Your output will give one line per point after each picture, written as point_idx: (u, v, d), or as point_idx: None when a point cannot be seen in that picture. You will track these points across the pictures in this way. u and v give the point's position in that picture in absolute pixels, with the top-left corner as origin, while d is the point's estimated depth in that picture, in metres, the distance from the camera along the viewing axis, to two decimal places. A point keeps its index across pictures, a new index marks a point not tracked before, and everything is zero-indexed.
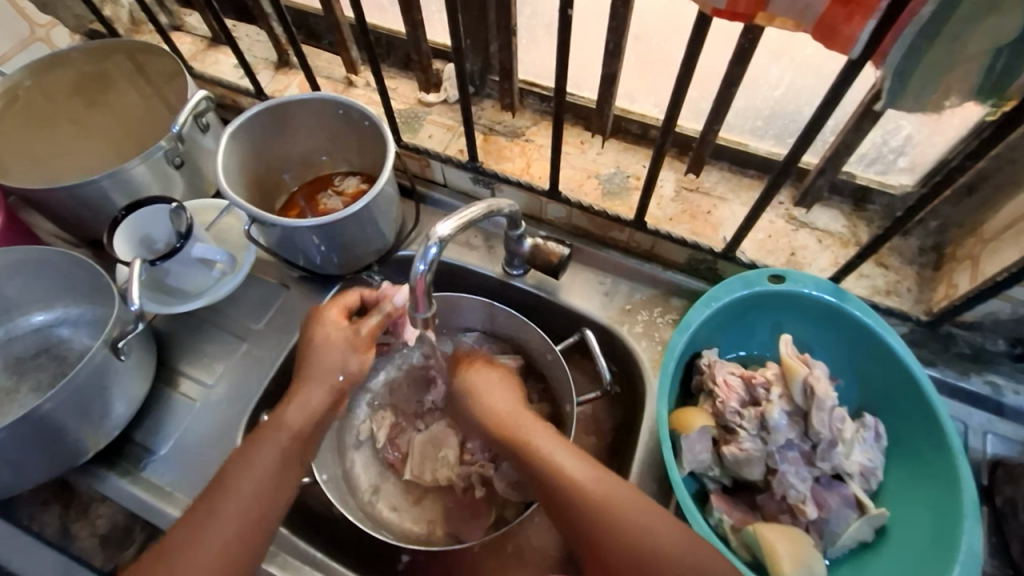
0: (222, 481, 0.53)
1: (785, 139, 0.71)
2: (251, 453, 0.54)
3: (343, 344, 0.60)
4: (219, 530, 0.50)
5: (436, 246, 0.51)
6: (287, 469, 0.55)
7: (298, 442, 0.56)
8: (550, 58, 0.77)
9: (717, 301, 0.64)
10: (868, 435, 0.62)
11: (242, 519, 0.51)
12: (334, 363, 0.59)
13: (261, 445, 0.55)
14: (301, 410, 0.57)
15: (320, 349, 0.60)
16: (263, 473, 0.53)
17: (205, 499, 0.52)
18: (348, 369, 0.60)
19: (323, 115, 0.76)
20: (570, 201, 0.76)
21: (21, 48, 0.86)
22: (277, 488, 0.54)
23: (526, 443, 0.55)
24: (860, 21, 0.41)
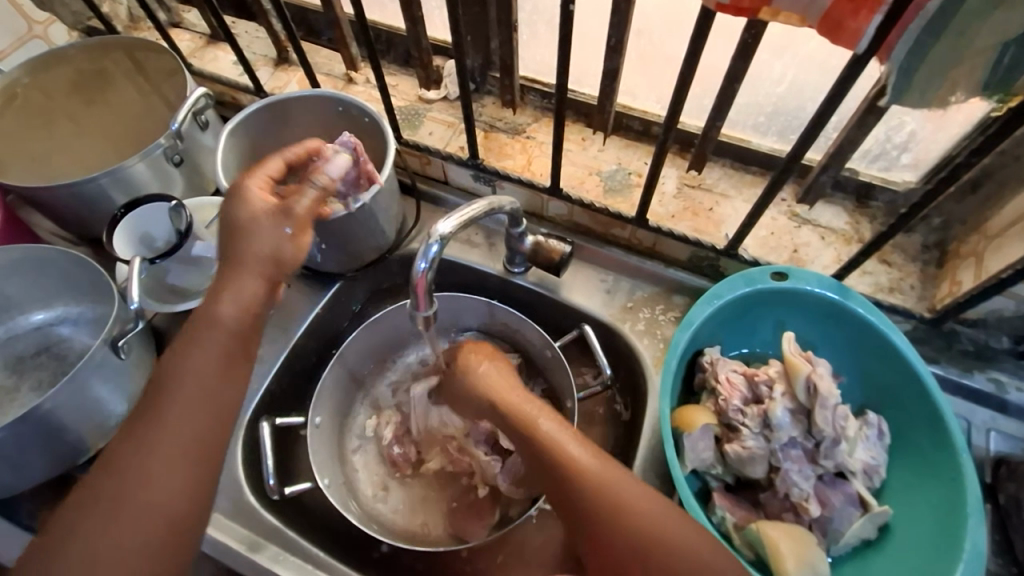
0: (165, 384, 0.50)
1: (788, 135, 0.70)
2: (188, 349, 0.51)
3: (270, 220, 0.54)
4: (175, 430, 0.49)
5: (437, 244, 0.50)
6: (231, 365, 0.52)
7: (237, 338, 0.52)
8: (551, 55, 0.77)
9: (720, 299, 0.64)
10: (871, 433, 0.62)
11: (195, 425, 0.49)
12: (270, 243, 0.53)
13: (200, 339, 0.51)
14: (231, 306, 0.52)
15: (248, 236, 0.53)
16: (206, 379, 0.50)
17: (153, 397, 0.50)
18: (283, 253, 0.54)
19: (323, 112, 0.76)
20: (571, 198, 0.76)
21: (19, 45, 0.86)
22: (226, 389, 0.51)
23: (534, 427, 0.53)
24: (867, 15, 0.41)
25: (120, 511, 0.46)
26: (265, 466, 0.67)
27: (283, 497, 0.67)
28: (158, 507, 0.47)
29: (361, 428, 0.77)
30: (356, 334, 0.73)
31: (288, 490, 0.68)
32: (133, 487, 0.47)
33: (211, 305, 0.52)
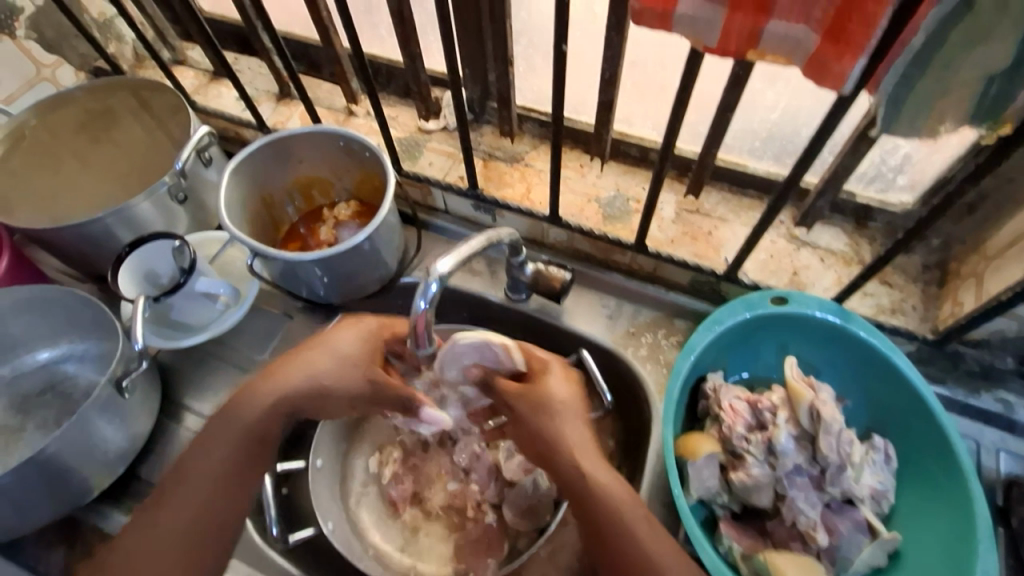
0: (180, 465, 0.58)
1: (784, 159, 0.71)
2: (236, 414, 0.58)
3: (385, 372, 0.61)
4: (197, 480, 0.56)
5: (437, 282, 0.50)
6: (257, 451, 0.58)
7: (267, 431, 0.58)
8: (547, 85, 0.78)
9: (720, 325, 0.63)
10: (878, 457, 0.61)
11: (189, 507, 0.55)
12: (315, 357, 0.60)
13: (230, 418, 0.58)
14: (296, 384, 0.59)
15: (329, 349, 0.61)
16: (219, 453, 0.57)
17: (189, 457, 0.58)
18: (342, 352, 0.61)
19: (324, 148, 0.77)
20: (571, 226, 0.77)
21: (27, 88, 0.88)
22: (238, 485, 0.57)
23: (584, 471, 0.54)
24: (851, 59, 0.36)
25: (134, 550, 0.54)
26: (267, 513, 0.65)
27: (288, 545, 0.65)
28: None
29: (366, 462, 0.76)
30: None
31: (292, 538, 0.65)
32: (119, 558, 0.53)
33: (287, 364, 0.60)
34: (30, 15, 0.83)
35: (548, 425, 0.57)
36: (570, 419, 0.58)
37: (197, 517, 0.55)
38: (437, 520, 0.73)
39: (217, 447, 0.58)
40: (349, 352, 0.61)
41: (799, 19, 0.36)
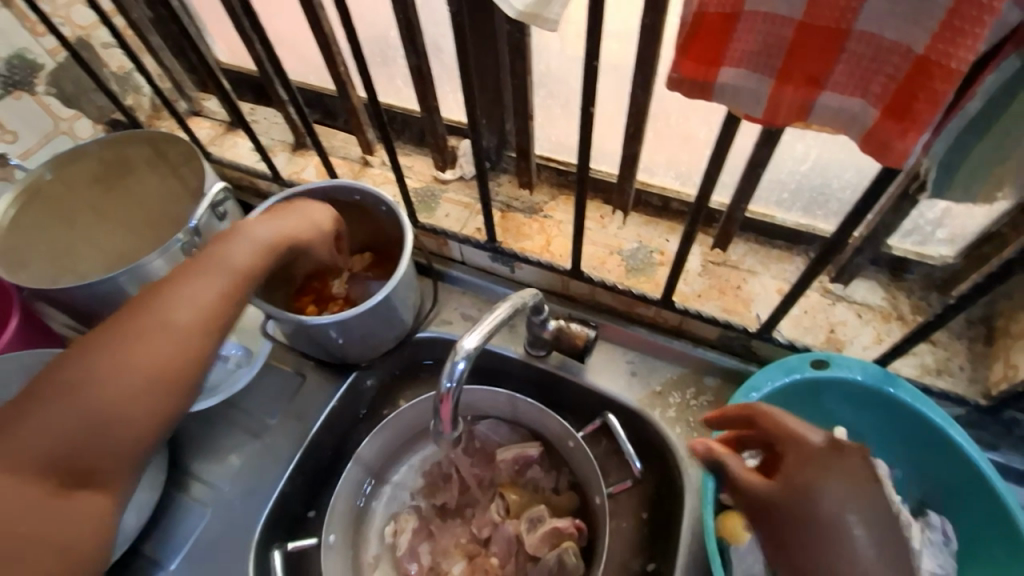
0: (70, 369, 0.47)
1: (814, 210, 0.69)
2: (167, 314, 0.51)
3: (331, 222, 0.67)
4: (121, 375, 0.47)
5: (463, 360, 0.50)
6: (173, 370, 0.50)
7: (237, 277, 0.56)
8: (567, 135, 0.77)
9: (757, 392, 0.60)
10: (936, 537, 0.58)
11: (81, 447, 0.46)
12: (300, 230, 0.63)
13: (169, 311, 0.51)
14: (242, 259, 0.57)
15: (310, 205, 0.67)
16: (147, 353, 0.49)
17: (123, 330, 0.49)
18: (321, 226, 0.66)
19: (339, 202, 0.75)
20: (593, 280, 0.74)
21: (45, 142, 0.87)
22: (152, 399, 0.49)
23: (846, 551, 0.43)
24: (915, 135, 0.34)
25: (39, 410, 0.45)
26: None
27: None
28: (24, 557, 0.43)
29: (380, 531, 0.72)
30: (369, 440, 0.69)
31: None
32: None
33: (155, 298, 0.52)
34: (51, 71, 0.84)
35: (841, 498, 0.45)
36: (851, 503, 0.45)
37: (93, 425, 0.46)
38: None
39: (145, 342, 0.49)
40: (221, 279, 0.55)
41: (855, 91, 0.34)
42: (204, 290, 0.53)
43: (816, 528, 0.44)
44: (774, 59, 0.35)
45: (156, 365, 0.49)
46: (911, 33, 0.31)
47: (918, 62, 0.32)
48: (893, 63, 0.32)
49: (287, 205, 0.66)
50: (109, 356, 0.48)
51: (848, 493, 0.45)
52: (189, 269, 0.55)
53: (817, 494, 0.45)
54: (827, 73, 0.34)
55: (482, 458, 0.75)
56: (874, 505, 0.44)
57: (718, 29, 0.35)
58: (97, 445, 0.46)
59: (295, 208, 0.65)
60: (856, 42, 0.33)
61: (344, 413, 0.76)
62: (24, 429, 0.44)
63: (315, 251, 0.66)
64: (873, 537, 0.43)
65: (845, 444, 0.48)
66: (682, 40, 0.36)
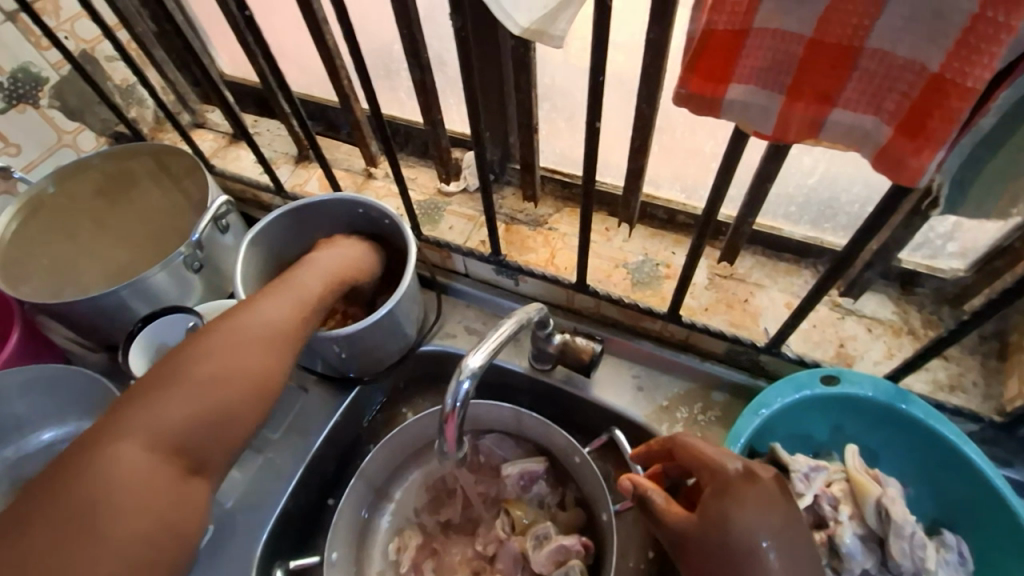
0: (174, 370, 0.48)
1: (822, 223, 0.68)
2: (257, 323, 0.54)
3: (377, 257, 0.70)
4: (222, 374, 0.49)
5: (468, 380, 0.49)
6: (267, 374, 0.52)
7: (316, 296, 0.59)
8: (571, 148, 0.76)
9: (767, 409, 0.58)
10: (952, 556, 0.55)
11: (190, 440, 0.46)
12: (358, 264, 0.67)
13: (257, 321, 0.54)
14: (316, 283, 0.61)
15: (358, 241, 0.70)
16: (243, 356, 0.51)
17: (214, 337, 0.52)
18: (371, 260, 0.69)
19: (343, 216, 0.75)
20: (598, 293, 0.73)
21: (47, 155, 0.86)
22: (249, 399, 0.50)
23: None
24: (931, 153, 0.33)
25: (151, 405, 0.46)
26: None
27: None
28: (122, 552, 0.40)
29: (383, 548, 0.71)
30: (371, 456, 0.68)
31: None
32: (101, 492, 0.41)
33: (245, 310, 0.55)
34: (54, 84, 0.84)
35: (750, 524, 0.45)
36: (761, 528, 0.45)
37: (200, 421, 0.47)
38: None
39: (240, 347, 0.51)
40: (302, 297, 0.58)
41: (868, 109, 0.34)
42: (287, 306, 0.57)
43: (724, 556, 0.44)
44: (784, 76, 0.34)
45: (251, 367, 0.51)
46: (925, 50, 0.30)
47: (932, 80, 0.31)
48: (907, 80, 0.32)
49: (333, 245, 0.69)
50: (209, 358, 0.50)
51: (761, 513, 0.46)
52: (269, 289, 0.58)
53: (727, 524, 0.45)
54: (838, 91, 0.34)
55: (487, 473, 0.74)
56: (778, 526, 0.45)
57: (726, 46, 0.35)
58: (202, 440, 0.47)
59: (340, 248, 0.68)
60: (869, 59, 0.32)
61: (347, 428, 0.75)
62: (136, 422, 0.45)
63: (364, 286, 0.69)
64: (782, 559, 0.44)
65: (761, 469, 0.49)
66: (689, 56, 0.36)
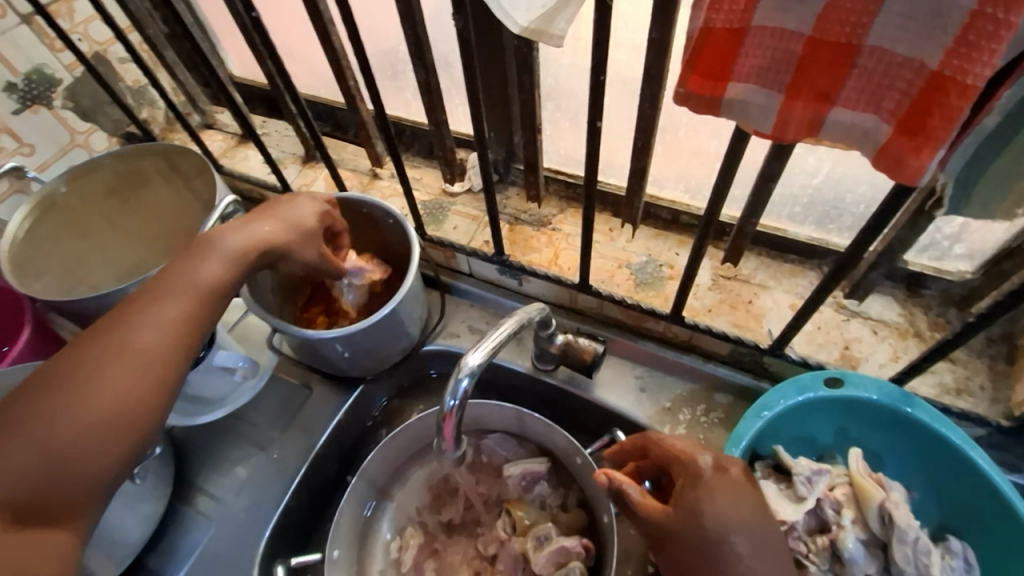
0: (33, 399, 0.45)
1: (827, 224, 0.68)
2: (131, 337, 0.48)
3: (312, 224, 0.60)
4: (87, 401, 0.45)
5: (467, 378, 0.50)
6: (139, 396, 0.47)
7: (206, 297, 0.52)
8: (575, 148, 0.76)
9: (769, 411, 0.58)
10: (957, 563, 0.54)
11: (45, 480, 0.43)
12: (277, 232, 0.57)
13: (132, 335, 0.48)
14: (211, 273, 0.53)
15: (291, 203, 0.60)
16: (111, 380, 0.46)
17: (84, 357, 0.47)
18: (304, 229, 0.60)
19: (347, 215, 0.76)
20: (601, 293, 0.73)
21: (60, 155, 0.88)
22: (116, 425, 0.46)
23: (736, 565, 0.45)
24: (931, 151, 0.33)
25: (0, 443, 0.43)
26: None
27: None
28: None
29: (385, 547, 0.71)
30: (374, 454, 0.69)
31: None
32: None
33: (120, 323, 0.49)
34: (68, 85, 0.86)
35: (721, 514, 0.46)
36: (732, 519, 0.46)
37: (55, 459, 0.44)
38: None
39: (107, 369, 0.46)
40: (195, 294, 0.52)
41: (867, 107, 0.34)
42: (168, 315, 0.50)
43: (699, 549, 0.45)
44: (783, 74, 0.34)
45: (120, 390, 0.46)
46: (924, 48, 0.30)
47: (931, 78, 0.31)
48: (906, 78, 0.32)
49: (270, 203, 0.60)
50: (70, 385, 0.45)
51: (734, 507, 0.47)
52: (156, 287, 0.51)
53: (700, 516, 0.46)
54: (837, 89, 0.34)
55: (489, 472, 0.75)
56: (750, 520, 0.47)
57: (725, 45, 0.35)
58: (60, 479, 0.44)
59: (273, 209, 0.59)
60: (868, 57, 0.32)
61: (351, 426, 0.75)
62: None
63: (295, 254, 0.59)
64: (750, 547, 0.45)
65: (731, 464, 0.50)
66: (688, 54, 0.36)
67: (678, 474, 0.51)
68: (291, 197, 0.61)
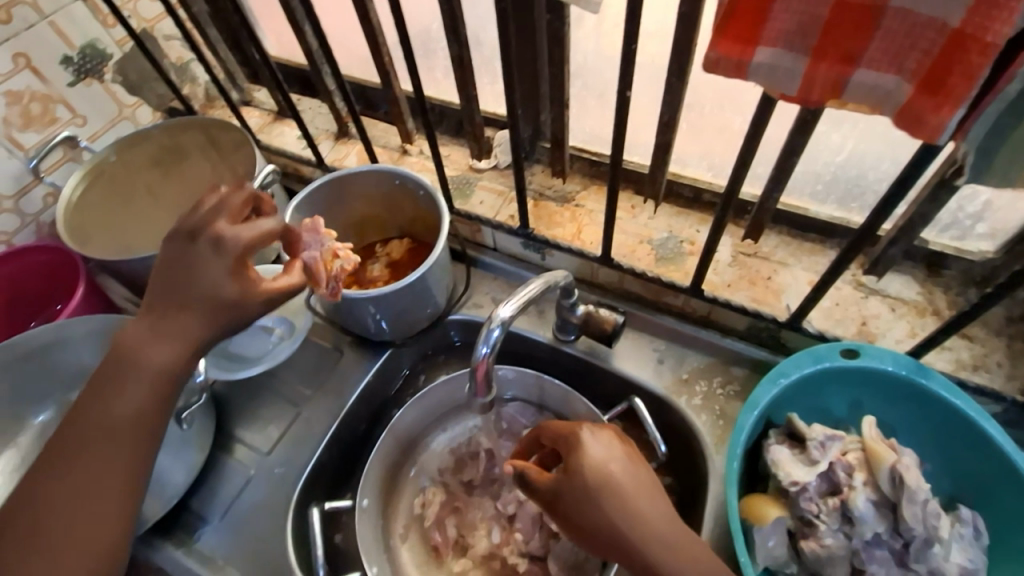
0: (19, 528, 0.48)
1: (849, 202, 0.68)
2: (92, 446, 0.50)
3: (224, 289, 0.51)
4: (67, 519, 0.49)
5: (499, 328, 0.53)
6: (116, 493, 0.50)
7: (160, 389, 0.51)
8: (600, 125, 0.78)
9: (786, 378, 0.60)
10: (965, 531, 0.56)
11: None
12: (189, 322, 0.51)
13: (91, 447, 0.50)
14: (131, 407, 0.50)
15: (196, 263, 0.51)
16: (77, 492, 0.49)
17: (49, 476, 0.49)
18: (221, 299, 0.51)
19: (381, 186, 0.79)
20: (623, 267, 0.76)
21: (109, 126, 0.92)
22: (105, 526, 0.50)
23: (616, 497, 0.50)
24: (951, 109, 0.34)
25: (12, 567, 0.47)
26: (314, 554, 0.63)
27: None
28: None
29: (410, 502, 0.75)
30: (402, 412, 0.72)
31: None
32: None
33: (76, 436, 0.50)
34: (117, 60, 0.90)
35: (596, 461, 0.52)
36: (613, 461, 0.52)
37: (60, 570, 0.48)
38: (479, 567, 0.70)
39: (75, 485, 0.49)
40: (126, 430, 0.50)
41: (890, 68, 0.35)
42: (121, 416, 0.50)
43: (584, 492, 0.51)
44: (809, 37, 0.36)
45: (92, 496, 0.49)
46: (946, 8, 0.32)
47: (953, 36, 0.32)
48: (928, 39, 0.33)
49: (174, 263, 0.51)
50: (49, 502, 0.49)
51: (606, 462, 0.52)
52: (97, 394, 0.51)
53: (581, 460, 0.52)
54: (861, 50, 0.35)
55: (509, 437, 0.78)
56: (620, 472, 0.51)
57: (755, 9, 0.36)
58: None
59: (183, 276, 0.51)
60: (892, 18, 0.34)
61: (378, 388, 0.79)
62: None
63: (241, 317, 0.52)
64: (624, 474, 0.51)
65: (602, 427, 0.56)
66: (719, 18, 0.38)
67: (562, 438, 0.56)
68: (193, 248, 0.51)
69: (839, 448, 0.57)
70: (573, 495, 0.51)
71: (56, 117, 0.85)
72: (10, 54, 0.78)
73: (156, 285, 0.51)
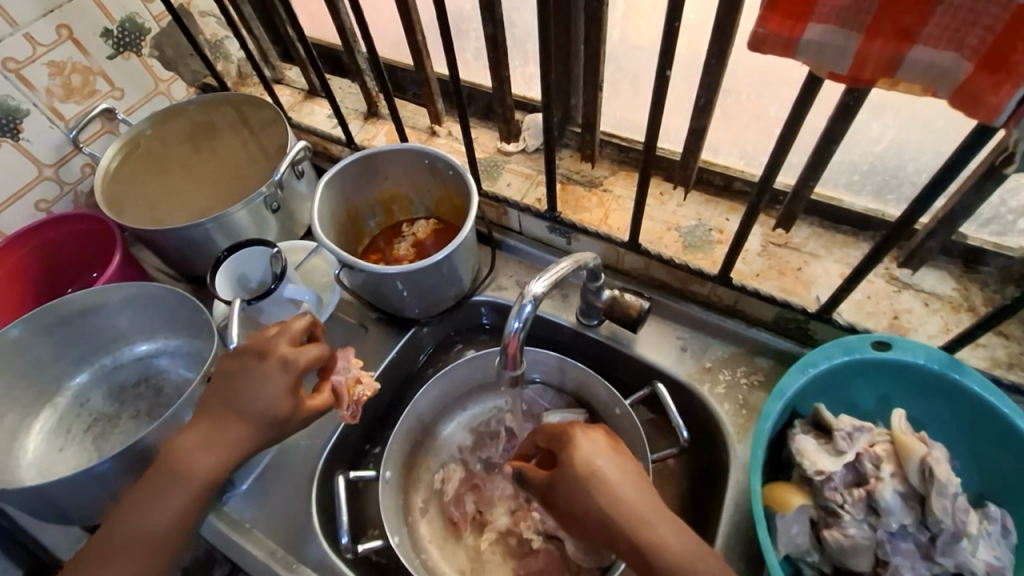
0: None
1: (886, 194, 0.67)
2: (142, 528, 0.53)
3: (278, 405, 0.57)
4: None
5: (530, 304, 0.54)
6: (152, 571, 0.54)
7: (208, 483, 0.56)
8: (631, 110, 0.77)
9: (814, 368, 0.59)
10: (994, 528, 0.55)
11: None
12: (247, 433, 0.57)
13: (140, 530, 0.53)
14: (167, 520, 0.54)
15: (259, 378, 0.57)
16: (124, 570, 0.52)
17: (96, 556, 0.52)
18: (274, 414, 0.57)
19: (410, 165, 0.80)
20: (650, 253, 0.75)
21: (145, 100, 0.94)
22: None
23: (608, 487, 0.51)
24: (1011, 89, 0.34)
25: None
26: (339, 522, 0.66)
27: (357, 554, 0.66)
28: None
29: (430, 478, 0.76)
30: (425, 388, 0.73)
31: (361, 548, 0.65)
32: None
33: (125, 521, 0.53)
34: (155, 35, 0.91)
35: (588, 457, 0.53)
36: (603, 456, 0.53)
37: None
38: (497, 545, 0.71)
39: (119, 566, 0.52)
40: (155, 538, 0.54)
41: (950, 45, 0.35)
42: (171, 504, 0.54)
43: (578, 483, 0.52)
44: (864, 14, 0.36)
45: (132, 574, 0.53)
46: None
47: (1020, 10, 0.32)
48: (992, 14, 0.33)
49: (238, 376, 0.57)
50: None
51: (595, 458, 0.53)
52: (152, 485, 0.55)
53: (574, 455, 0.53)
54: (920, 26, 0.35)
55: (529, 419, 0.78)
56: (610, 468, 0.52)
57: None
58: None
59: (245, 387, 0.57)
60: None
61: (401, 365, 0.80)
62: None
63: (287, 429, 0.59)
64: (614, 465, 0.52)
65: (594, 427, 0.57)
66: None
67: (554, 435, 0.57)
68: (260, 364, 0.57)
69: (868, 439, 0.57)
70: (565, 483, 0.53)
71: (95, 90, 0.87)
72: (53, 25, 0.79)
73: (216, 401, 0.57)
